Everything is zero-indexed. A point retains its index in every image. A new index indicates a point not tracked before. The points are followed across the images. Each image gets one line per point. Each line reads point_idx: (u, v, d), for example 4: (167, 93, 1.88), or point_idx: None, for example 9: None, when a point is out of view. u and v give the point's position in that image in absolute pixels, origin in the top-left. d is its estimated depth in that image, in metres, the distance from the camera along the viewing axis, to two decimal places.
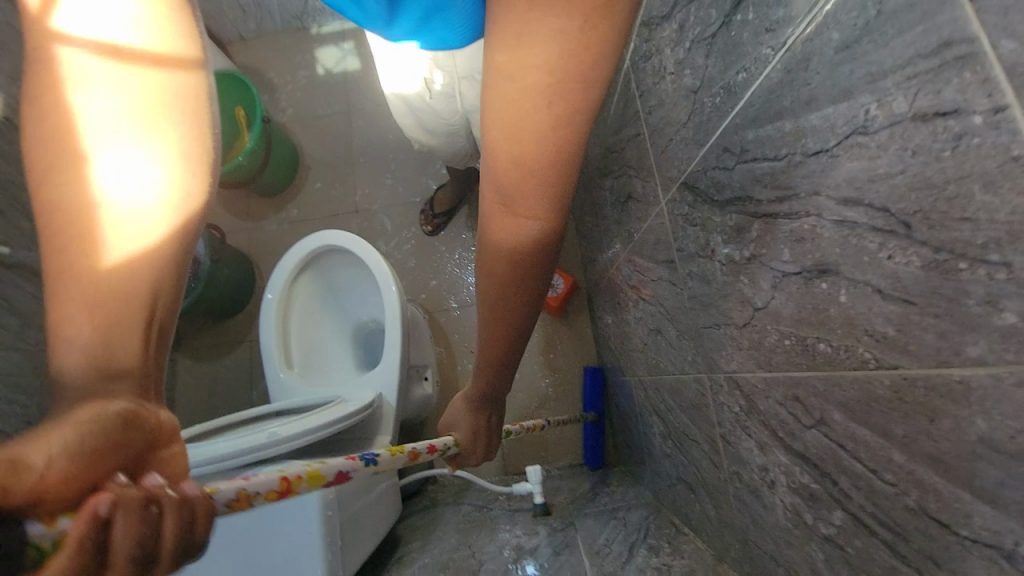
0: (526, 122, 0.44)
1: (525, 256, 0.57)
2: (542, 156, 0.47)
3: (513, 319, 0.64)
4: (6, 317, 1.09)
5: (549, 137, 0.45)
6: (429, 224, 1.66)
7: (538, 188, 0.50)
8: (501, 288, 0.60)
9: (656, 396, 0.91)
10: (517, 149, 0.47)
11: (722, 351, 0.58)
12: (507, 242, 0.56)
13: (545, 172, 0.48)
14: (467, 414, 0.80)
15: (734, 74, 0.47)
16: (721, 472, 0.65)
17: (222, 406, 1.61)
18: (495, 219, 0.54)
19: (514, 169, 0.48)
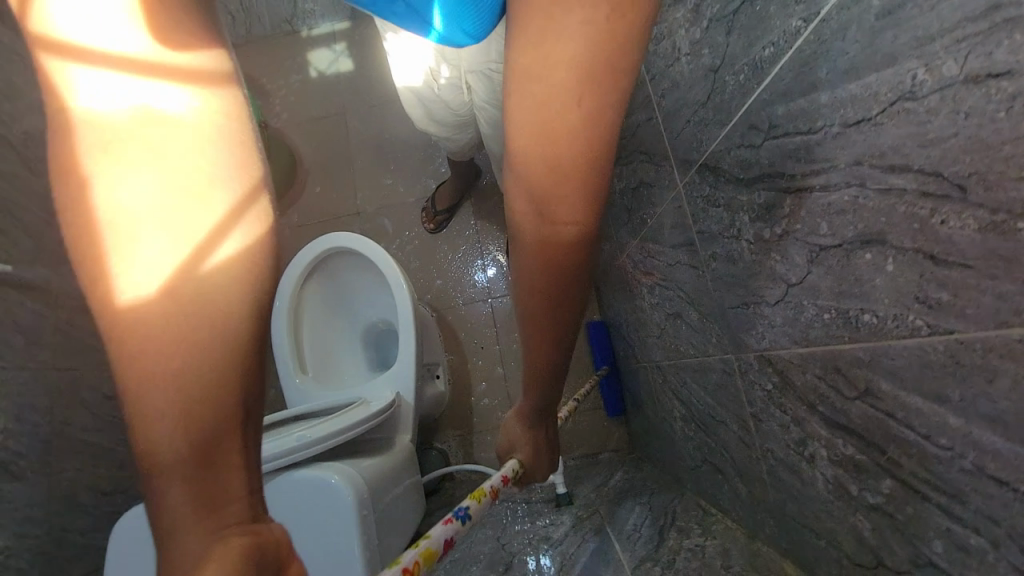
0: (554, 122, 0.44)
1: (565, 269, 0.54)
2: (573, 156, 0.46)
3: (556, 338, 0.59)
4: (12, 334, 1.08)
5: (578, 135, 0.44)
6: (432, 222, 1.65)
7: (573, 190, 0.48)
8: (539, 303, 0.56)
9: (677, 380, 0.91)
10: (545, 150, 0.46)
11: (751, 329, 0.59)
12: (542, 254, 0.53)
13: (578, 172, 0.47)
14: (525, 434, 0.73)
15: (761, 50, 0.47)
16: (752, 451, 0.65)
17: None
18: (528, 227, 0.52)
19: (544, 172, 0.47)
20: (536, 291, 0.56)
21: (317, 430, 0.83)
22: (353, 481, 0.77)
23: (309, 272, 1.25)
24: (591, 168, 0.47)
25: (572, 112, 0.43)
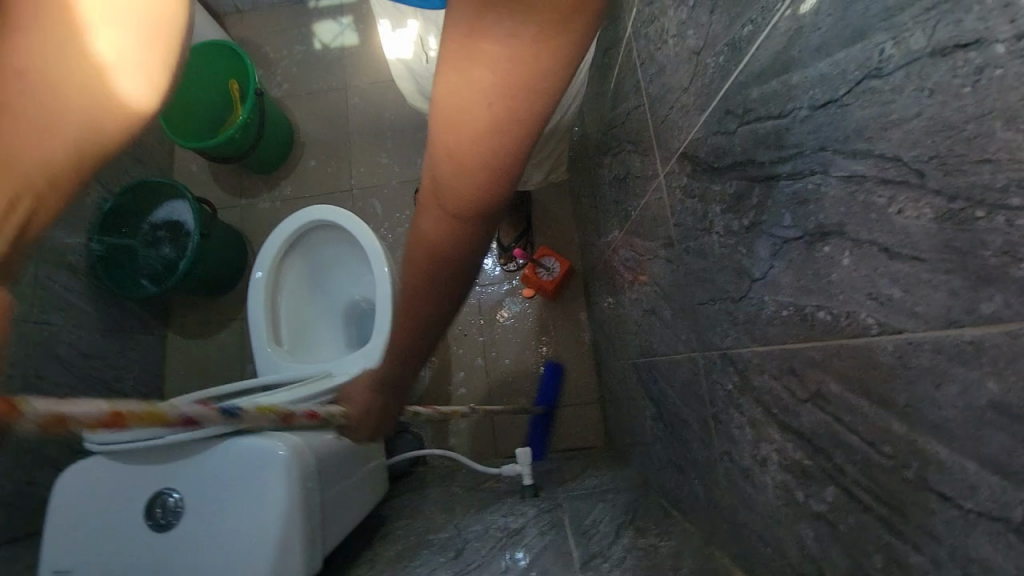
0: (468, 120, 0.41)
1: (446, 266, 0.51)
2: (479, 159, 0.42)
3: (422, 330, 0.57)
4: None
5: (489, 139, 0.41)
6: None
7: (471, 193, 0.45)
8: (414, 296, 0.54)
9: (649, 378, 0.89)
10: (452, 148, 0.43)
11: (716, 327, 0.56)
12: (429, 248, 0.50)
13: (481, 177, 0.43)
14: (366, 392, 0.73)
15: (741, 28, 0.44)
16: (712, 453, 0.63)
17: (211, 384, 1.59)
18: (425, 217, 0.49)
19: (447, 167, 0.44)
20: (416, 284, 0.53)
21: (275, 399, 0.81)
22: (301, 454, 0.76)
23: (292, 243, 1.23)
24: (495, 176, 0.43)
25: (488, 115, 0.40)
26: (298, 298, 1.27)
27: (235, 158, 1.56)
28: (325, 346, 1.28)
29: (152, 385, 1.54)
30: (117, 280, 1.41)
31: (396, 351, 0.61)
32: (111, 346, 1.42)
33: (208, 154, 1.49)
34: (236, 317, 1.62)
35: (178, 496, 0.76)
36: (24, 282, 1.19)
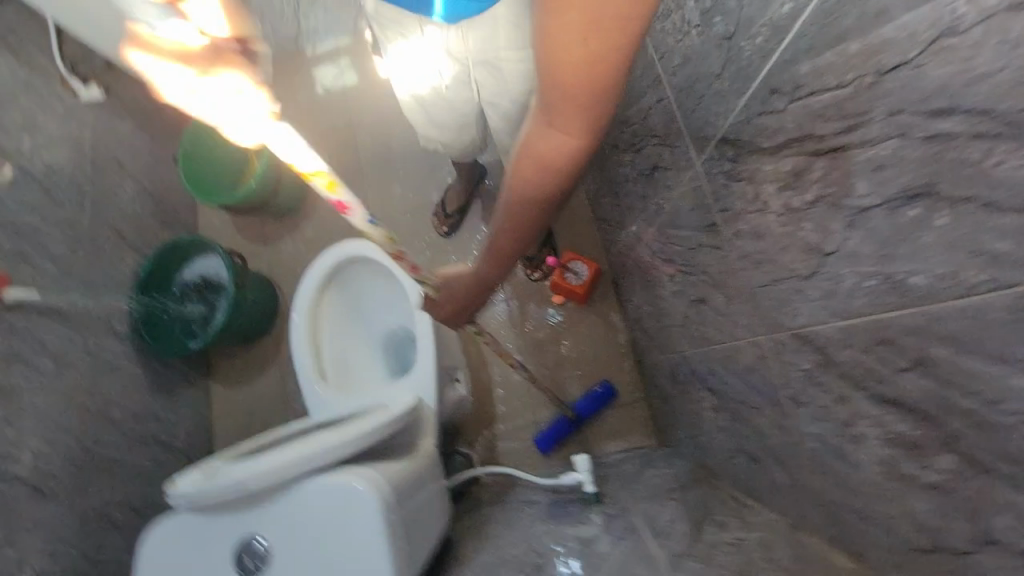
0: (587, 32, 0.48)
1: (557, 170, 0.62)
2: (598, 72, 0.51)
3: (525, 226, 0.71)
4: (39, 357, 1.15)
5: (605, 51, 0.50)
6: (445, 225, 1.65)
7: (584, 105, 0.55)
8: (522, 203, 0.67)
9: (703, 368, 0.88)
10: (569, 64, 0.51)
11: (784, 307, 0.55)
12: (542, 159, 0.61)
13: (596, 89, 0.53)
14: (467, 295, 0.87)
15: (780, 7, 0.44)
16: (792, 438, 0.62)
17: (257, 429, 1.61)
18: (537, 140, 0.60)
19: (565, 93, 0.54)
20: (525, 190, 0.65)
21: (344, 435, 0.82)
22: (380, 486, 0.76)
23: (326, 279, 1.25)
24: (605, 86, 0.53)
25: (606, 20, 0.48)
26: (338, 333, 1.28)
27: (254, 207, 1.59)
28: (370, 376, 1.29)
29: (200, 437, 1.56)
30: (162, 339, 1.47)
31: (497, 247, 0.74)
32: (160, 403, 1.45)
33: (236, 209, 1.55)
34: (273, 360, 1.64)
35: (265, 542, 0.77)
36: (75, 351, 1.24)
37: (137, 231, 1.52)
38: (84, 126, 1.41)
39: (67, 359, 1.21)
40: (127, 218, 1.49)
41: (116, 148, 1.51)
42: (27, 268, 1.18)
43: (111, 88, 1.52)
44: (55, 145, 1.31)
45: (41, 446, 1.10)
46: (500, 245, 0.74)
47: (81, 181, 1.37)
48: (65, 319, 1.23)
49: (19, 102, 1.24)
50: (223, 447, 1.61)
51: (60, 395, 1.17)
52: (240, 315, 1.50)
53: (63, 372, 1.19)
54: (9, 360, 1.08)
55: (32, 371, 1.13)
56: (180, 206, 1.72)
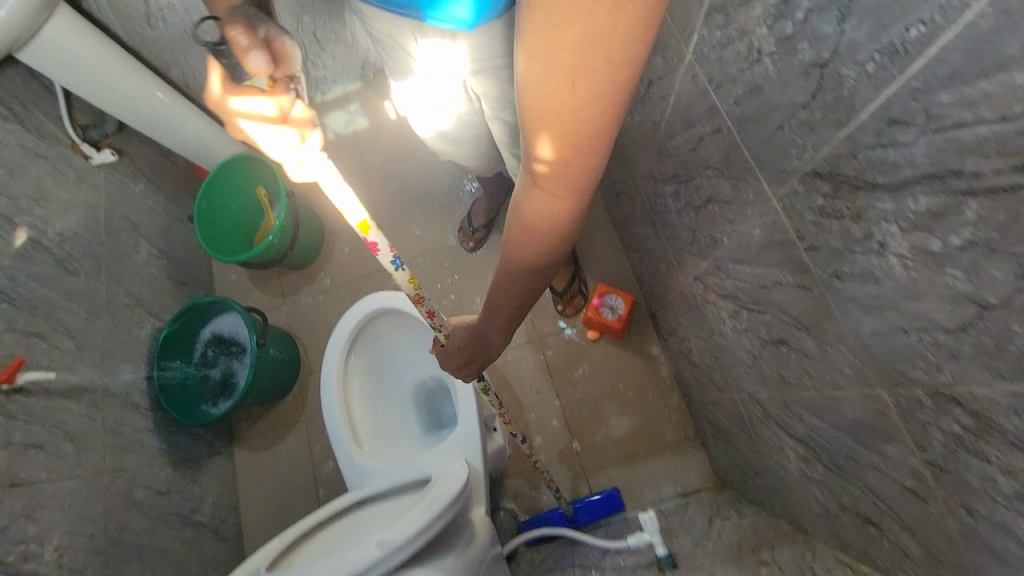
0: (575, 104, 0.44)
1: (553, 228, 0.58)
2: (583, 140, 0.48)
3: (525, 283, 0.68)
4: (61, 443, 1.08)
5: (588, 118, 0.45)
6: (472, 241, 1.63)
7: (574, 169, 0.51)
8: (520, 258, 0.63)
9: (785, 413, 0.80)
10: (553, 134, 0.47)
11: (916, 361, 0.49)
12: (533, 219, 0.58)
13: (585, 153, 0.49)
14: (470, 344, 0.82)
15: (900, 33, 0.39)
16: (933, 506, 0.54)
17: (287, 494, 1.52)
18: (530, 195, 0.56)
19: (550, 148, 0.49)
20: (521, 247, 0.62)
21: (400, 528, 0.73)
22: None
23: (356, 335, 1.18)
24: (596, 151, 0.49)
25: (589, 95, 0.44)
26: (368, 392, 1.20)
27: (273, 261, 1.56)
28: (406, 436, 1.21)
29: (228, 509, 1.48)
30: (184, 409, 1.39)
31: (494, 302, 0.71)
32: (185, 476, 1.37)
33: (252, 263, 1.51)
34: (300, 419, 1.57)
35: None
36: (98, 431, 1.17)
37: (155, 295, 1.48)
38: (98, 194, 1.38)
39: (89, 441, 1.15)
40: (144, 283, 1.45)
41: (131, 213, 1.47)
42: (43, 347, 1.12)
43: (124, 153, 1.50)
44: (70, 216, 1.28)
45: (63, 541, 1.02)
46: (495, 300, 0.71)
47: (97, 249, 1.32)
48: (86, 398, 1.18)
49: (34, 179, 1.21)
50: (251, 517, 1.51)
51: (82, 480, 1.10)
52: (264, 376, 1.44)
53: (85, 455, 1.13)
54: (28, 449, 1.02)
55: (52, 458, 1.06)
56: (196, 265, 1.68)
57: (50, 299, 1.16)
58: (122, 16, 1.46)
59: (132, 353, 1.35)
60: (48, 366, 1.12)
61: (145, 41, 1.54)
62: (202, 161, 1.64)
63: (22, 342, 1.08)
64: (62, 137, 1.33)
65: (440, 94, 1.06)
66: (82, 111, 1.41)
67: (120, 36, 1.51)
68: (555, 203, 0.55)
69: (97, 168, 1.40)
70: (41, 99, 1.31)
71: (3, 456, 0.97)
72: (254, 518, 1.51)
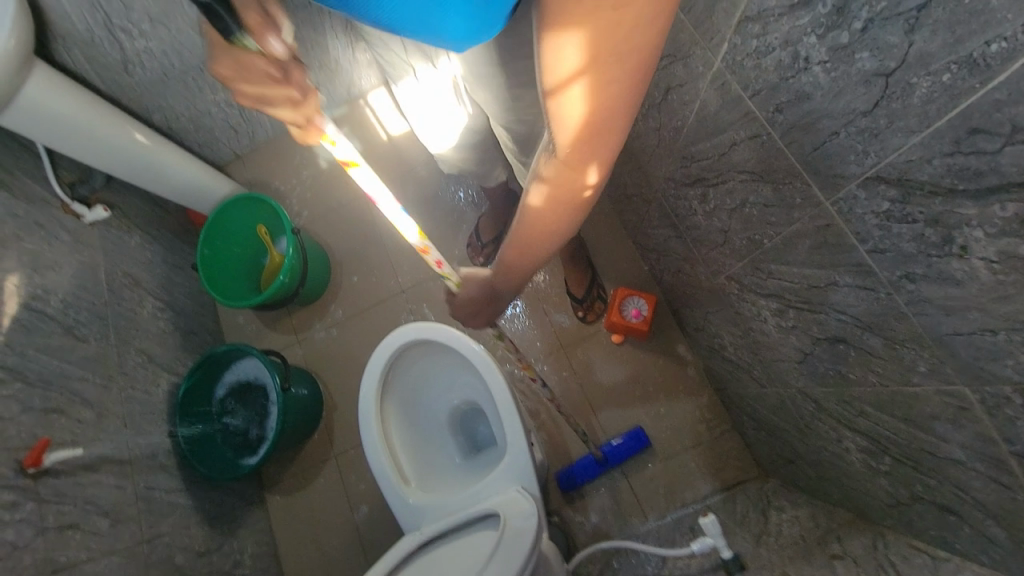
0: (592, 92, 0.42)
1: (569, 201, 0.57)
2: (600, 123, 0.46)
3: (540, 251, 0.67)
4: (97, 520, 1.04)
5: (606, 102, 0.43)
6: (482, 256, 1.60)
7: (592, 148, 0.49)
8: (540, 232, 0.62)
9: (843, 408, 0.80)
10: (571, 122, 0.45)
11: (1005, 360, 0.49)
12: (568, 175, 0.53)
13: (601, 134, 0.48)
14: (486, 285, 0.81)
15: (981, 45, 0.39)
16: (1022, 496, 0.55)
17: (326, 537, 1.49)
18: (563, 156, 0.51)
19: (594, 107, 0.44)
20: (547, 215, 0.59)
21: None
22: None
23: (388, 371, 1.15)
24: (614, 129, 0.47)
25: (610, 82, 0.42)
26: (405, 424, 1.18)
27: (284, 301, 1.51)
28: (449, 465, 1.19)
29: (268, 559, 1.44)
30: (212, 463, 1.34)
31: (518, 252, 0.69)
32: (221, 532, 1.33)
33: (263, 305, 1.46)
34: (330, 457, 1.54)
35: None
36: (131, 501, 1.13)
37: (166, 350, 1.42)
38: (96, 253, 1.32)
39: (123, 513, 1.10)
40: (153, 338, 1.40)
41: (130, 267, 1.41)
42: (64, 423, 1.07)
43: (115, 206, 1.44)
44: (70, 280, 1.22)
45: None
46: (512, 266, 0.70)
47: (102, 311, 1.27)
48: (114, 469, 1.13)
49: (29, 247, 1.15)
50: (291, 563, 1.48)
51: (123, 555, 1.06)
52: (291, 420, 1.40)
53: (120, 529, 1.08)
54: (66, 531, 0.98)
55: (90, 537, 1.02)
56: (201, 312, 1.63)
57: (64, 371, 1.11)
58: (97, 64, 1.39)
59: (151, 414, 1.30)
60: (73, 442, 1.07)
61: (123, 87, 1.48)
62: (194, 204, 1.59)
63: (43, 421, 1.03)
64: (50, 198, 1.27)
65: (438, 112, 1.05)
66: (67, 168, 1.35)
67: (96, 84, 1.45)
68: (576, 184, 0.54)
69: (90, 226, 1.34)
70: (25, 160, 1.24)
71: (42, 544, 0.93)
72: (294, 564, 1.47)
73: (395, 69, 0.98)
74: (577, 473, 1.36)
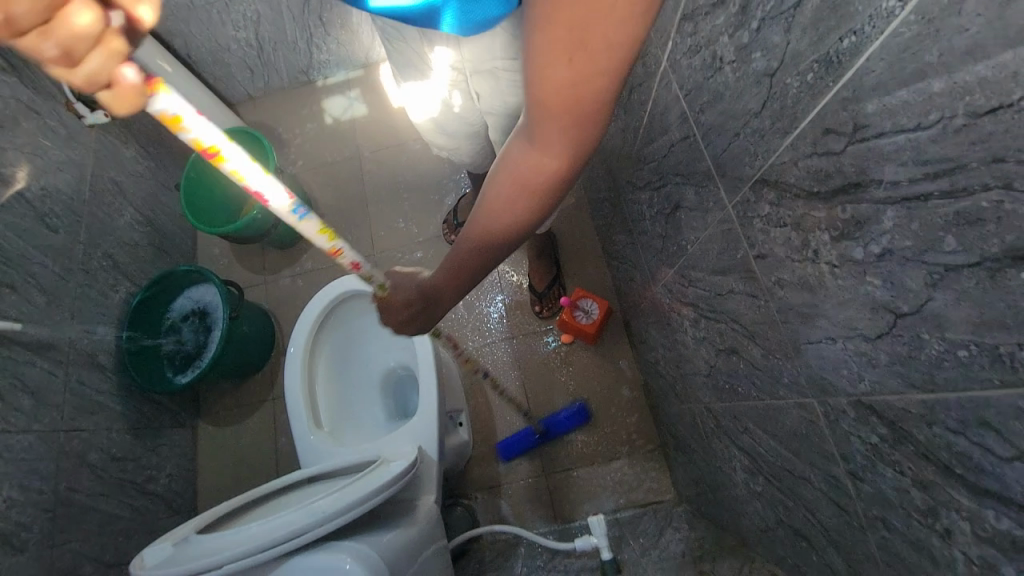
0: (576, 75, 0.44)
1: (537, 196, 0.59)
2: (573, 135, 0.51)
3: (497, 243, 0.66)
4: (18, 397, 1.07)
5: (592, 85, 0.45)
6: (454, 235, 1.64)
7: (565, 138, 0.51)
8: (501, 210, 0.61)
9: (733, 424, 0.80)
10: (553, 116, 0.48)
11: (839, 370, 0.50)
12: (523, 180, 0.57)
13: (578, 118, 0.48)
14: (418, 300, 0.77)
15: (836, 42, 0.40)
16: (853, 520, 0.55)
17: (246, 473, 1.51)
18: (522, 159, 0.55)
19: (561, 117, 0.48)
20: (510, 213, 0.62)
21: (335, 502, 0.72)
22: (372, 562, 0.66)
23: (326, 315, 1.18)
24: (589, 126, 0.50)
25: (597, 67, 0.43)
26: (332, 371, 1.21)
27: (255, 238, 1.56)
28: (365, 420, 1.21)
29: (184, 482, 1.46)
30: (151, 375, 1.39)
31: (457, 271, 0.70)
32: (142, 443, 1.36)
33: (237, 239, 1.52)
34: (267, 398, 1.56)
35: None
36: (57, 388, 1.16)
37: (133, 260, 1.48)
38: (87, 153, 1.38)
39: (47, 398, 1.13)
40: (123, 246, 1.45)
41: (118, 175, 1.47)
42: (13, 298, 1.11)
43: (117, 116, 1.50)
44: (56, 172, 1.28)
45: (12, 493, 1.01)
46: (463, 266, 0.69)
47: (78, 208, 1.32)
48: (49, 354, 1.16)
49: (22, 130, 1.21)
50: (207, 491, 1.50)
51: (37, 436, 1.09)
52: (235, 350, 1.43)
53: (42, 411, 1.11)
54: None
55: (9, 410, 1.04)
56: (178, 235, 1.68)
57: (25, 253, 1.15)
58: None
59: (102, 314, 1.34)
60: (16, 317, 1.10)
61: None
62: None
63: None
64: (56, 94, 1.33)
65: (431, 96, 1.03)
66: None
67: None
68: (542, 190, 0.58)
69: (88, 128, 1.40)
70: None
71: None
72: (209, 492, 1.50)
73: (402, 55, 0.97)
74: (515, 438, 1.38)
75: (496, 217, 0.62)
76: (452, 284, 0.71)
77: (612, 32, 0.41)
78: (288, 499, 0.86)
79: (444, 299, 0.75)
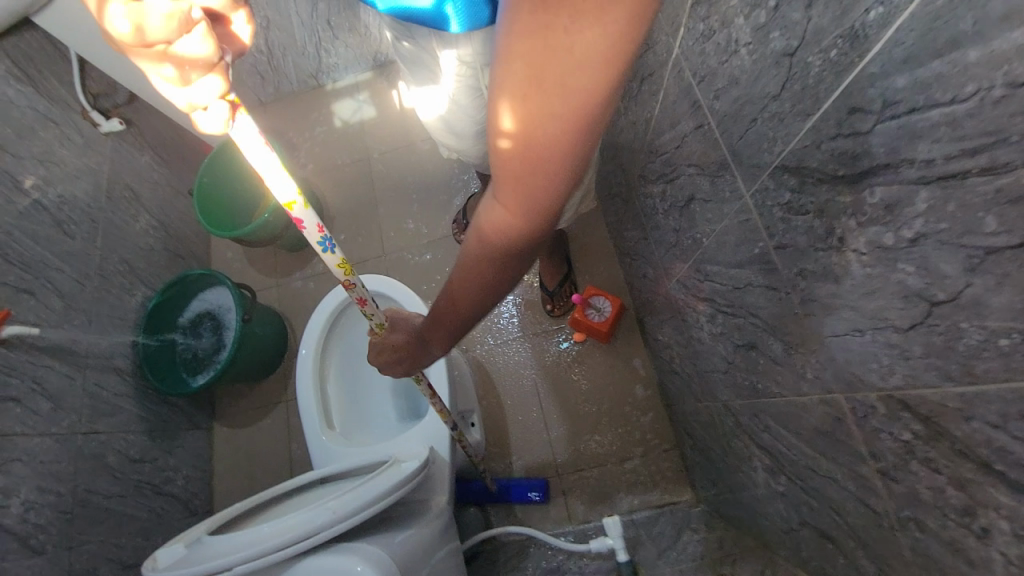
0: (529, 120, 0.40)
1: (503, 253, 0.54)
2: (532, 193, 0.46)
3: (472, 296, 0.61)
4: (38, 400, 1.09)
5: (548, 136, 0.40)
6: (464, 234, 1.63)
7: (527, 196, 0.46)
8: (472, 270, 0.57)
9: (753, 422, 0.78)
10: (510, 166, 0.44)
11: (868, 363, 0.47)
12: (489, 234, 0.52)
13: (541, 176, 0.44)
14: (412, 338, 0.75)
15: (862, 15, 0.38)
16: (883, 521, 0.52)
17: (261, 474, 1.52)
18: (489, 212, 0.51)
19: (519, 168, 0.44)
20: (478, 268, 0.57)
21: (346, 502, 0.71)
22: (384, 565, 0.65)
23: (337, 315, 1.18)
24: (550, 185, 0.45)
25: (552, 117, 0.39)
26: (343, 372, 1.21)
27: (266, 241, 1.56)
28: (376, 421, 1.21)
29: (200, 483, 1.48)
30: (165, 376, 1.41)
31: (438, 316, 0.67)
32: (159, 445, 1.37)
33: (250, 243, 1.54)
34: (280, 400, 1.57)
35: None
36: (75, 391, 1.18)
37: (149, 265, 1.50)
38: (102, 160, 1.41)
39: (65, 401, 1.15)
40: (139, 251, 1.47)
41: (133, 181, 1.50)
42: (32, 303, 1.13)
43: (132, 123, 1.52)
44: (73, 179, 1.30)
45: (31, 494, 1.02)
46: (440, 314, 0.66)
47: (94, 214, 1.35)
48: (67, 358, 1.18)
49: (39, 139, 1.23)
50: (222, 492, 1.51)
51: (55, 438, 1.11)
52: (248, 352, 1.44)
53: (60, 414, 1.13)
54: (7, 401, 1.02)
55: (28, 413, 1.06)
56: (193, 239, 1.71)
57: (43, 259, 1.18)
58: None
59: (119, 318, 1.36)
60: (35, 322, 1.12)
61: None
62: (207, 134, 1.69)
63: (10, 296, 1.09)
64: (72, 103, 1.35)
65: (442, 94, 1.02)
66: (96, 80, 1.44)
67: None
68: (508, 247, 0.53)
69: (104, 135, 1.43)
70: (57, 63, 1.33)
71: None
72: (225, 493, 1.51)
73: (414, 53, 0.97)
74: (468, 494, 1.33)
75: (465, 268, 0.58)
76: (436, 331, 0.69)
77: (565, 77, 0.37)
78: (299, 500, 0.86)
79: (433, 344, 0.73)
